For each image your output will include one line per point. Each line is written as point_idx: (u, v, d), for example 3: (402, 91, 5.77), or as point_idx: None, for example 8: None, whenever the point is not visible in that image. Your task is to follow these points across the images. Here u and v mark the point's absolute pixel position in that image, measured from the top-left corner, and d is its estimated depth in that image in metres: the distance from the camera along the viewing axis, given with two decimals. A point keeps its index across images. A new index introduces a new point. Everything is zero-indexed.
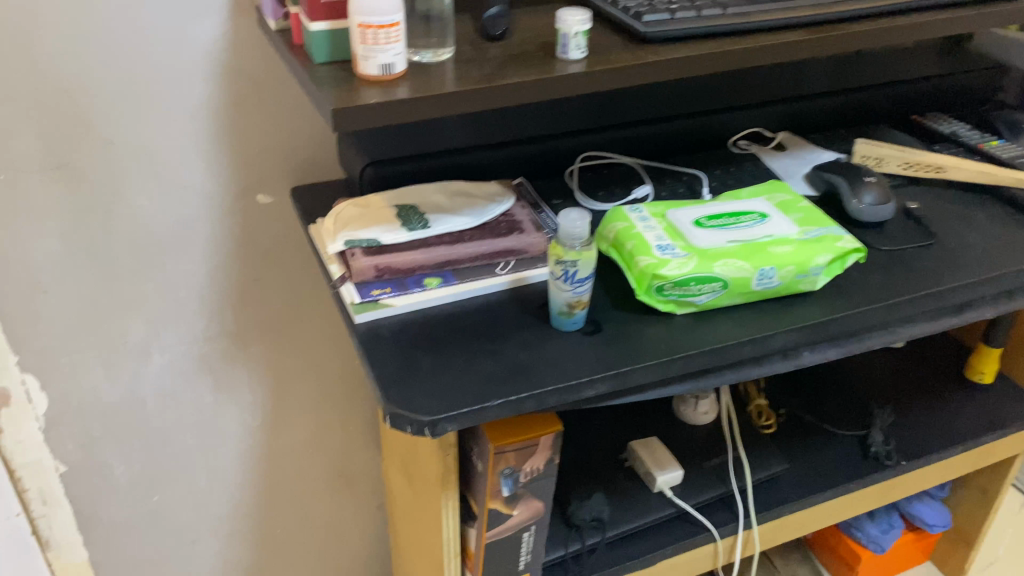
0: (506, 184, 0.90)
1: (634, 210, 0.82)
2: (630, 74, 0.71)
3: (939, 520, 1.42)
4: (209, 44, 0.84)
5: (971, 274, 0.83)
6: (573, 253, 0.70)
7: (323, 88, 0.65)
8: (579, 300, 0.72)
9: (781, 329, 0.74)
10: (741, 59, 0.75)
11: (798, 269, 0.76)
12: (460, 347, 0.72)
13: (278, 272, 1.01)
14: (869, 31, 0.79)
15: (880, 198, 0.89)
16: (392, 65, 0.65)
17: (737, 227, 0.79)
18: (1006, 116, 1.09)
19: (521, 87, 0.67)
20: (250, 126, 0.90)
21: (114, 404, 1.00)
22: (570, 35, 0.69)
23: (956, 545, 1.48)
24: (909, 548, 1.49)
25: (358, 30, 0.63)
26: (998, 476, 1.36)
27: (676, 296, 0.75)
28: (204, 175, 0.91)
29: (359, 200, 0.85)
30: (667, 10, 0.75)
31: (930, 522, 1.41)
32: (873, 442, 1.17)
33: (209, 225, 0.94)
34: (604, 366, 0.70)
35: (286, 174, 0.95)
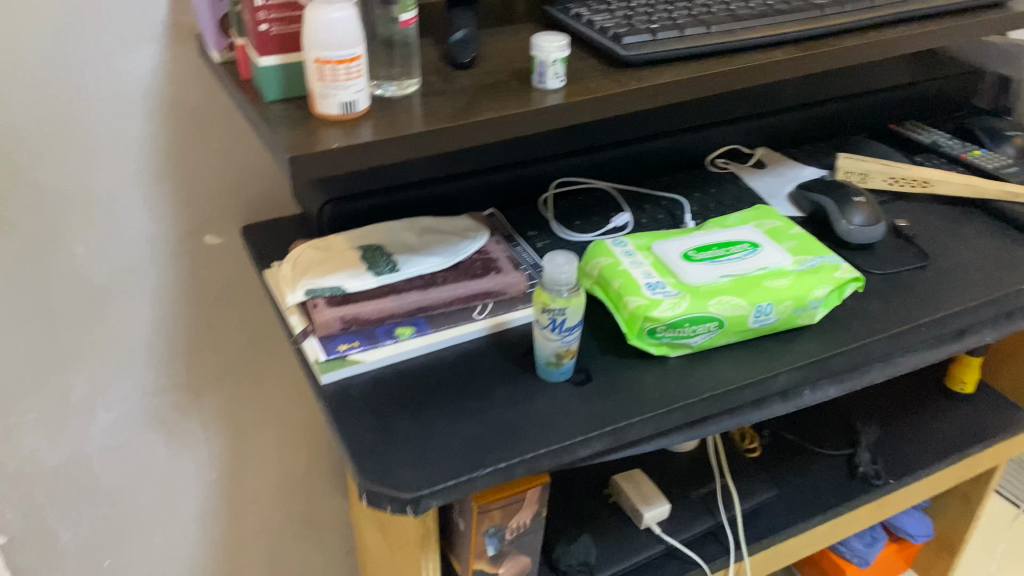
0: (477, 217, 0.84)
1: (618, 243, 0.77)
2: (613, 102, 0.65)
3: (921, 530, 1.39)
4: (146, 77, 0.76)
5: (969, 297, 0.79)
6: (561, 300, 0.64)
7: (277, 132, 0.58)
8: (568, 349, 0.66)
9: (781, 370, 0.70)
10: (729, 81, 0.70)
11: (796, 303, 0.71)
12: (440, 406, 0.66)
13: (233, 317, 0.93)
14: (859, 46, 0.75)
15: (869, 218, 0.85)
16: (355, 103, 0.59)
17: (728, 259, 0.74)
18: (985, 123, 1.06)
19: (496, 122, 0.61)
20: (196, 163, 0.82)
21: (56, 467, 0.92)
22: (547, 63, 0.63)
23: (940, 552, 1.47)
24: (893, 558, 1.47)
25: (315, 66, 0.57)
26: (981, 485, 1.33)
27: (670, 338, 0.69)
28: (147, 219, 0.83)
29: (319, 241, 0.78)
30: (647, 30, 0.70)
31: (912, 533, 1.39)
32: (860, 462, 1.14)
33: (153, 272, 0.86)
34: (598, 422, 0.65)
35: (236, 212, 0.87)
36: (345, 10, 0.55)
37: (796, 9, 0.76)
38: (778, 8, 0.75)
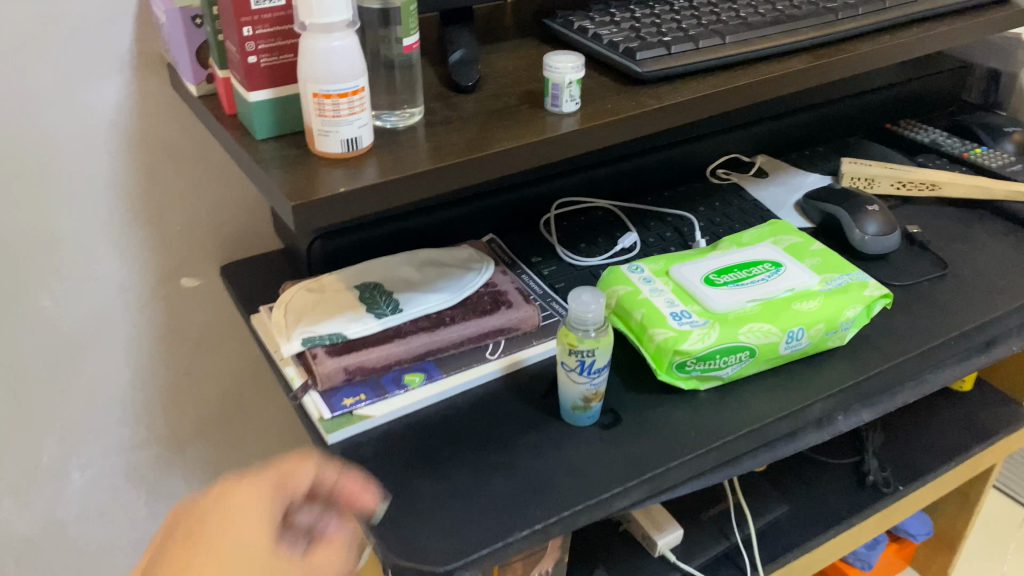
0: (478, 245, 0.79)
1: (633, 269, 0.72)
2: (632, 124, 0.60)
3: (922, 529, 1.34)
4: (112, 113, 0.69)
5: (995, 305, 0.76)
6: (589, 340, 0.59)
7: (275, 175, 0.52)
8: (596, 392, 0.61)
9: (817, 399, 0.66)
10: (749, 95, 0.65)
11: (827, 326, 0.67)
12: (462, 461, 0.61)
13: (214, 362, 0.86)
14: (876, 51, 0.71)
15: (883, 227, 0.82)
16: (358, 139, 0.53)
17: (752, 282, 0.70)
18: (981, 118, 1.04)
19: (512, 153, 0.56)
20: (170, 202, 0.75)
21: (29, 536, 0.85)
22: (562, 85, 0.58)
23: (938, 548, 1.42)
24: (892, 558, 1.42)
25: (314, 101, 0.51)
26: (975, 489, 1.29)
27: (700, 371, 0.65)
28: (118, 265, 0.76)
29: (312, 282, 0.72)
30: (660, 44, 0.65)
31: (913, 532, 1.34)
32: (870, 470, 1.11)
33: (128, 321, 0.79)
34: (634, 469, 0.60)
35: (215, 251, 0.81)
36: (346, 38, 0.50)
37: (809, 14, 0.71)
38: (790, 14, 0.71)
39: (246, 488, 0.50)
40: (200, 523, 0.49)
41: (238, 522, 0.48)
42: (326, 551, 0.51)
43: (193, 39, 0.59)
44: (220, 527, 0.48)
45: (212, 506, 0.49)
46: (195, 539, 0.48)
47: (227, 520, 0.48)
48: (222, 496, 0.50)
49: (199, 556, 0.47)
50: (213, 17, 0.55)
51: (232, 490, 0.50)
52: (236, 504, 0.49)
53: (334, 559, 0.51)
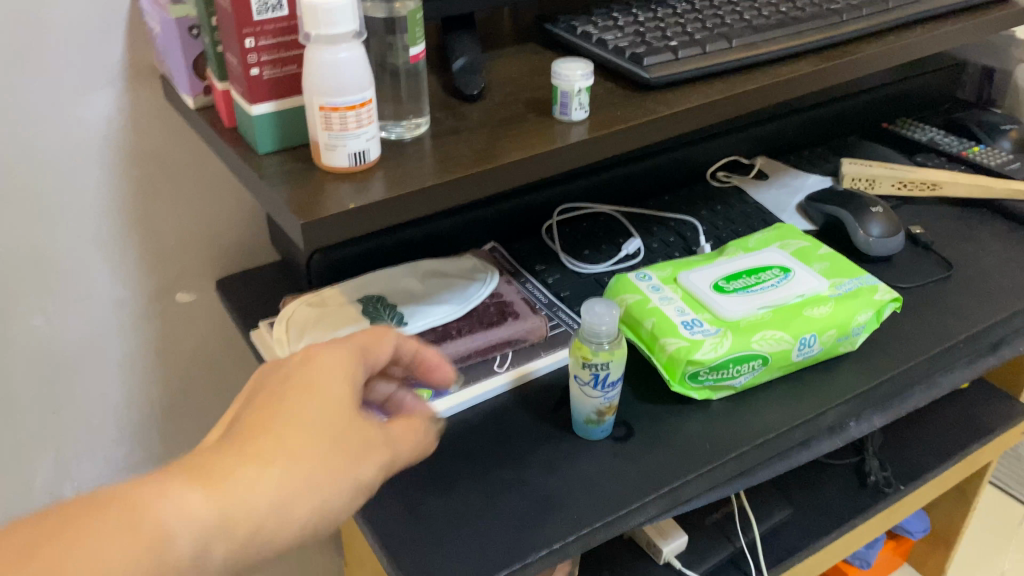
0: (481, 254, 0.77)
1: (641, 276, 0.71)
2: (642, 131, 0.59)
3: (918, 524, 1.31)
4: (104, 125, 0.67)
5: (1001, 306, 0.76)
6: (603, 353, 0.58)
7: (281, 190, 0.51)
8: (610, 405, 0.60)
9: (831, 406, 0.65)
10: (758, 99, 0.64)
11: (839, 331, 0.66)
12: (475, 479, 0.60)
13: (210, 377, 0.84)
14: (882, 53, 0.70)
15: (887, 228, 0.81)
16: (366, 152, 0.52)
17: (762, 288, 0.69)
18: (978, 116, 1.04)
19: (522, 163, 0.55)
20: (165, 216, 0.73)
21: None
22: (572, 93, 0.57)
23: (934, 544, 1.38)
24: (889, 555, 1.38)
25: (320, 114, 0.49)
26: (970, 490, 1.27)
27: (713, 381, 0.64)
28: (112, 281, 0.74)
29: (312, 296, 0.70)
30: (667, 49, 0.64)
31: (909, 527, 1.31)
32: (871, 470, 1.10)
33: (123, 338, 0.77)
34: (651, 483, 0.59)
35: (211, 265, 0.79)
36: (352, 50, 0.48)
37: (813, 15, 0.71)
38: (795, 16, 0.70)
39: (331, 350, 0.46)
40: (282, 381, 0.44)
41: (326, 381, 0.44)
42: (404, 423, 0.49)
43: (190, 51, 0.57)
44: (306, 384, 0.44)
45: (295, 368, 0.45)
46: (280, 396, 0.43)
47: (312, 378, 0.44)
48: (304, 360, 0.45)
49: (289, 408, 0.42)
50: (211, 28, 0.53)
51: (314, 353, 0.46)
52: (321, 364, 0.45)
53: (411, 434, 0.49)
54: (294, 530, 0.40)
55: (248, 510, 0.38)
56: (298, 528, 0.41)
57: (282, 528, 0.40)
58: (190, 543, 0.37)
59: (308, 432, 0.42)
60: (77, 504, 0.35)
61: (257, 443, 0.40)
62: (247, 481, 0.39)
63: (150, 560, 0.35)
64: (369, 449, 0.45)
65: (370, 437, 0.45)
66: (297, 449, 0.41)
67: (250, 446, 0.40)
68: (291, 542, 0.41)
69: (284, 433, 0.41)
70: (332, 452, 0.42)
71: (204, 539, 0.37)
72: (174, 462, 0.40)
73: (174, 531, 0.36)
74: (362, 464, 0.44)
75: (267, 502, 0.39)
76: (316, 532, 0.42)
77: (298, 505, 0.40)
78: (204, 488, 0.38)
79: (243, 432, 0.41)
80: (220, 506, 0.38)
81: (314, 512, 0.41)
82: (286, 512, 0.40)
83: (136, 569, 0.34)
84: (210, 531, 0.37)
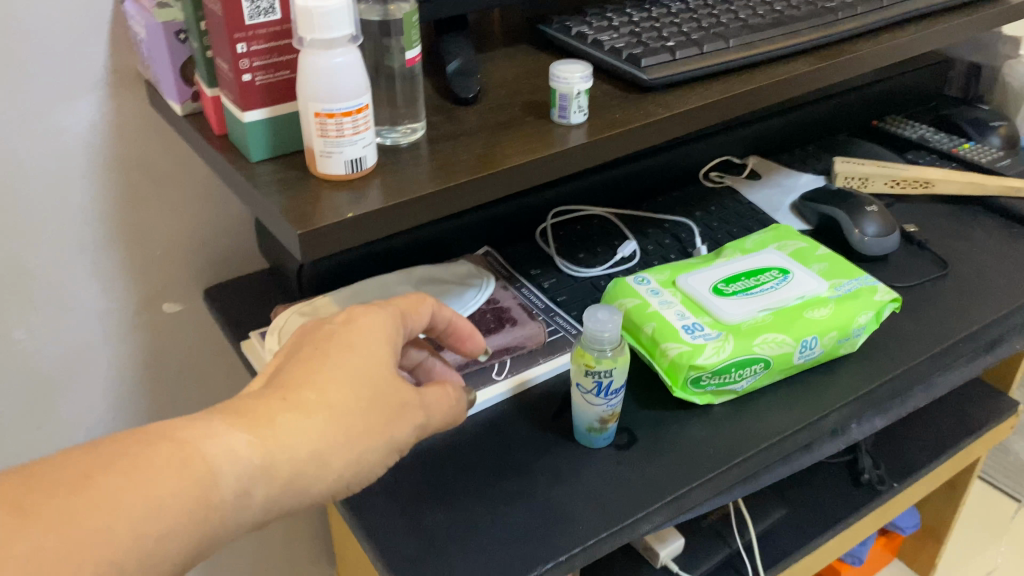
0: (475, 260, 0.76)
1: (639, 280, 0.70)
2: (642, 134, 0.58)
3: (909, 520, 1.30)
4: (87, 134, 0.65)
5: (999, 304, 0.75)
6: (606, 360, 0.57)
7: (275, 200, 0.49)
8: (613, 413, 0.59)
9: (833, 409, 0.65)
10: (757, 100, 0.64)
11: (840, 333, 0.66)
12: (477, 491, 0.58)
13: (199, 389, 0.83)
14: (878, 52, 0.70)
15: (882, 227, 0.81)
16: (363, 159, 0.50)
17: (761, 290, 0.68)
18: (967, 112, 1.04)
19: (522, 169, 0.54)
20: (150, 225, 0.72)
21: None
22: (571, 96, 0.56)
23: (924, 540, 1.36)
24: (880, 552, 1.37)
25: (315, 121, 0.48)
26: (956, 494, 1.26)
27: (715, 386, 0.63)
28: (97, 293, 0.72)
29: (304, 305, 0.68)
30: (665, 49, 0.63)
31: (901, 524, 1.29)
32: (864, 469, 1.10)
33: (109, 350, 0.75)
34: (656, 491, 0.58)
35: (198, 274, 0.77)
36: (348, 54, 0.47)
37: (809, 14, 0.70)
38: (791, 15, 0.70)
39: (373, 312, 0.49)
40: (327, 338, 0.47)
41: (367, 342, 0.47)
42: (438, 390, 0.52)
43: (177, 56, 0.56)
44: (347, 343, 0.46)
45: (339, 328, 0.47)
46: (323, 352, 0.46)
47: (354, 338, 0.47)
48: (348, 321, 0.48)
49: (330, 367, 0.45)
50: (201, 33, 0.51)
51: (357, 315, 0.48)
52: (364, 326, 0.48)
53: (443, 400, 0.51)
54: (330, 480, 0.43)
55: (289, 455, 0.41)
56: (333, 478, 0.43)
57: (318, 476, 0.43)
58: (235, 482, 0.40)
59: (347, 390, 0.44)
60: (134, 436, 0.39)
61: (300, 394, 0.43)
62: (289, 427, 0.42)
63: (195, 494, 0.38)
64: (403, 409, 0.47)
65: (406, 398, 0.48)
66: (336, 401, 0.44)
67: (294, 396, 0.43)
68: (325, 492, 0.44)
69: (325, 387, 0.44)
70: (369, 409, 0.45)
71: (247, 481, 0.40)
72: (223, 405, 0.43)
73: (221, 469, 0.39)
74: (395, 422, 0.47)
75: (307, 449, 0.42)
76: (348, 483, 0.45)
77: (334, 455, 0.43)
78: (249, 432, 0.41)
79: (287, 382, 0.44)
80: (264, 449, 0.41)
81: (348, 463, 0.44)
82: (323, 460, 0.43)
83: (184, 501, 0.37)
84: (253, 473, 0.40)
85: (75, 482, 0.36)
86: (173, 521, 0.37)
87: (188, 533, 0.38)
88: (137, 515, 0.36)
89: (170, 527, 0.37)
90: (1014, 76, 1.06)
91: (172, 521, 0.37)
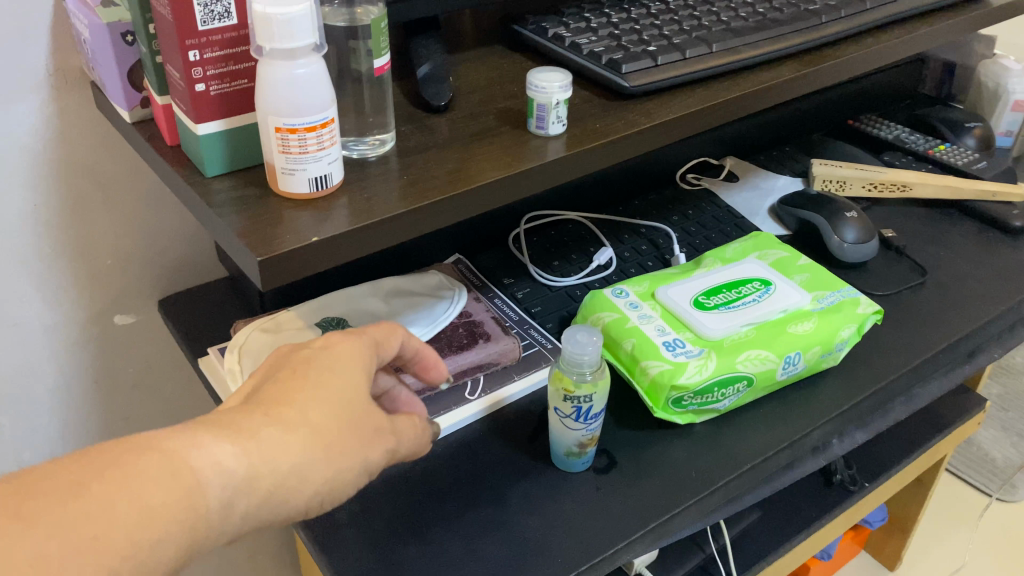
0: (445, 269, 0.73)
1: (617, 293, 0.68)
2: (624, 145, 0.55)
3: (877, 515, 1.28)
4: (27, 137, 0.60)
5: (979, 314, 0.74)
6: (586, 385, 0.54)
7: (233, 222, 0.45)
8: (592, 437, 0.56)
9: (817, 426, 0.63)
10: (741, 108, 0.61)
11: (823, 348, 0.64)
12: (450, 523, 0.56)
13: (151, 404, 0.78)
14: (863, 57, 0.68)
15: (862, 233, 0.78)
16: (328, 176, 0.47)
17: (743, 304, 0.66)
18: (943, 112, 1.02)
19: (497, 184, 0.51)
20: (99, 231, 0.67)
21: None
22: (549, 106, 0.53)
23: (891, 535, 1.34)
24: (848, 546, 1.35)
25: (276, 136, 0.44)
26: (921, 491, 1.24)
27: (697, 405, 0.61)
28: (43, 305, 0.67)
29: (265, 320, 0.64)
30: (647, 55, 0.60)
31: (869, 520, 1.27)
32: (836, 469, 1.02)
33: (56, 365, 0.70)
34: (638, 518, 0.56)
35: (151, 284, 0.73)
36: (312, 64, 0.43)
37: (793, 17, 0.68)
38: (775, 18, 0.67)
39: (349, 339, 0.46)
40: (305, 362, 0.44)
41: (346, 368, 0.44)
42: (406, 419, 0.49)
43: (124, 59, 0.51)
44: (328, 366, 0.44)
45: (318, 353, 0.45)
46: (302, 374, 0.43)
47: (334, 363, 0.44)
48: (327, 346, 0.45)
49: (311, 388, 0.42)
50: (150, 36, 0.47)
51: (334, 340, 0.46)
52: (341, 351, 0.45)
53: (412, 430, 0.49)
54: (309, 494, 0.41)
55: (272, 469, 0.39)
56: (310, 494, 0.41)
57: (296, 491, 0.40)
58: (219, 494, 0.37)
59: (325, 411, 0.42)
60: (122, 445, 0.36)
61: (281, 410, 0.41)
62: (273, 443, 0.39)
63: (187, 504, 0.36)
64: (378, 434, 0.45)
65: (380, 423, 0.45)
66: (318, 419, 0.41)
67: (275, 412, 0.41)
68: (302, 506, 0.41)
69: (307, 406, 0.41)
70: (348, 428, 0.43)
71: (230, 494, 0.38)
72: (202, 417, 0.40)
73: (208, 480, 0.37)
74: (372, 446, 0.44)
75: (288, 464, 0.40)
76: (323, 500, 0.42)
77: (316, 470, 0.41)
78: (233, 444, 0.38)
79: (267, 400, 0.41)
80: (250, 461, 0.38)
81: (327, 480, 0.42)
82: (304, 475, 0.40)
83: (177, 510, 0.35)
84: (237, 485, 0.38)
85: (67, 490, 0.33)
86: (166, 530, 0.35)
87: (179, 542, 0.36)
88: (130, 524, 0.34)
89: (163, 535, 0.35)
90: (989, 77, 1.06)
91: (164, 532, 0.35)
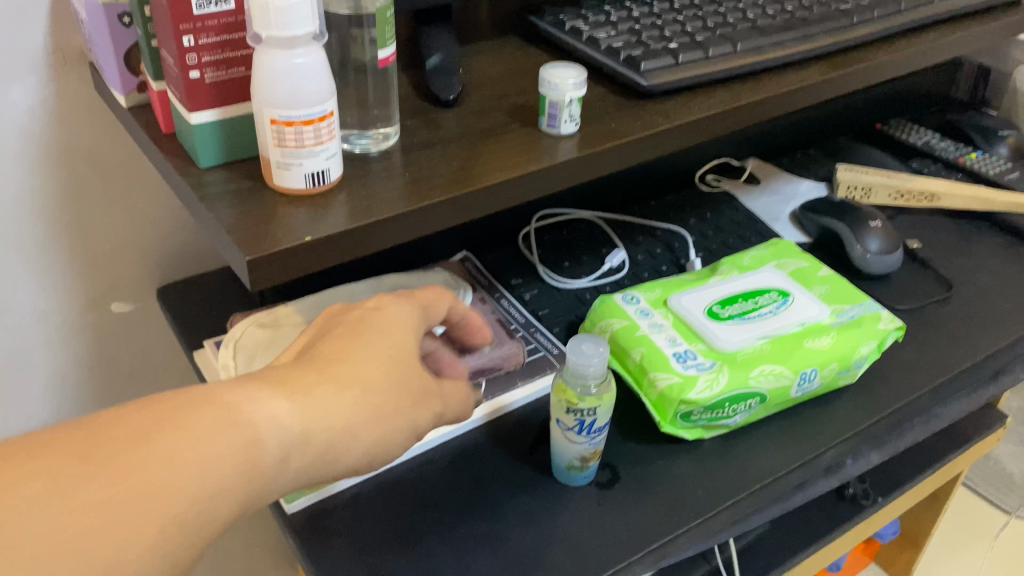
0: (451, 266, 0.71)
1: (628, 299, 0.65)
2: (640, 147, 0.53)
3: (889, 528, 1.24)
4: (24, 119, 0.58)
5: (1004, 333, 0.71)
6: (590, 399, 0.52)
7: (225, 216, 0.43)
8: (594, 452, 0.54)
9: (830, 446, 0.60)
10: (765, 111, 0.58)
11: (841, 365, 0.61)
12: (444, 534, 0.53)
13: (146, 392, 0.77)
14: (896, 61, 0.64)
15: (886, 244, 0.75)
16: (326, 172, 0.44)
17: (760, 316, 0.63)
18: (976, 119, 0.98)
19: (506, 184, 0.48)
20: (99, 213, 0.65)
21: None
22: (561, 104, 0.50)
23: (902, 547, 1.31)
24: (859, 558, 1.32)
25: (271, 128, 0.42)
26: (935, 506, 1.21)
27: (706, 421, 0.58)
28: (41, 287, 0.65)
29: (264, 314, 0.62)
30: (668, 52, 0.57)
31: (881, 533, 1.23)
32: (848, 482, 0.98)
33: (51, 348, 0.69)
34: (639, 538, 0.53)
35: (151, 270, 0.71)
36: (311, 54, 0.41)
37: (823, 17, 0.64)
38: (804, 18, 0.64)
39: (402, 300, 0.44)
40: (359, 320, 0.42)
41: (399, 329, 0.42)
42: (453, 384, 0.47)
43: (121, 41, 0.49)
44: (381, 327, 0.41)
45: (371, 313, 0.42)
46: (355, 333, 0.41)
47: (386, 324, 0.42)
48: (379, 306, 0.43)
49: (364, 348, 0.40)
50: (145, 19, 0.45)
51: (386, 302, 0.43)
52: (393, 312, 0.43)
53: (455, 394, 0.47)
54: (358, 455, 0.39)
55: (325, 426, 0.37)
56: (360, 453, 0.39)
57: (346, 451, 0.38)
58: (275, 450, 0.35)
59: (378, 369, 0.40)
60: (183, 396, 0.34)
61: (332, 368, 0.39)
62: (325, 401, 0.37)
63: (245, 460, 0.34)
64: (426, 396, 0.43)
65: (429, 385, 0.43)
66: (371, 379, 0.39)
67: (329, 370, 0.39)
68: (352, 465, 0.39)
69: (360, 364, 0.39)
70: (400, 390, 0.40)
71: (286, 450, 0.36)
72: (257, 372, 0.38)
73: (266, 434, 0.35)
74: (420, 409, 0.42)
75: (341, 423, 0.38)
76: (371, 460, 0.40)
77: (367, 429, 0.39)
78: (288, 399, 0.36)
79: (320, 357, 0.39)
80: (306, 418, 0.36)
81: (375, 441, 0.39)
82: (354, 435, 0.38)
83: (236, 463, 0.34)
84: (292, 442, 0.36)
85: (131, 438, 0.31)
86: (223, 484, 0.33)
87: (236, 497, 0.34)
88: (191, 475, 0.32)
89: (223, 487, 0.33)
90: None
91: (223, 486, 0.33)
